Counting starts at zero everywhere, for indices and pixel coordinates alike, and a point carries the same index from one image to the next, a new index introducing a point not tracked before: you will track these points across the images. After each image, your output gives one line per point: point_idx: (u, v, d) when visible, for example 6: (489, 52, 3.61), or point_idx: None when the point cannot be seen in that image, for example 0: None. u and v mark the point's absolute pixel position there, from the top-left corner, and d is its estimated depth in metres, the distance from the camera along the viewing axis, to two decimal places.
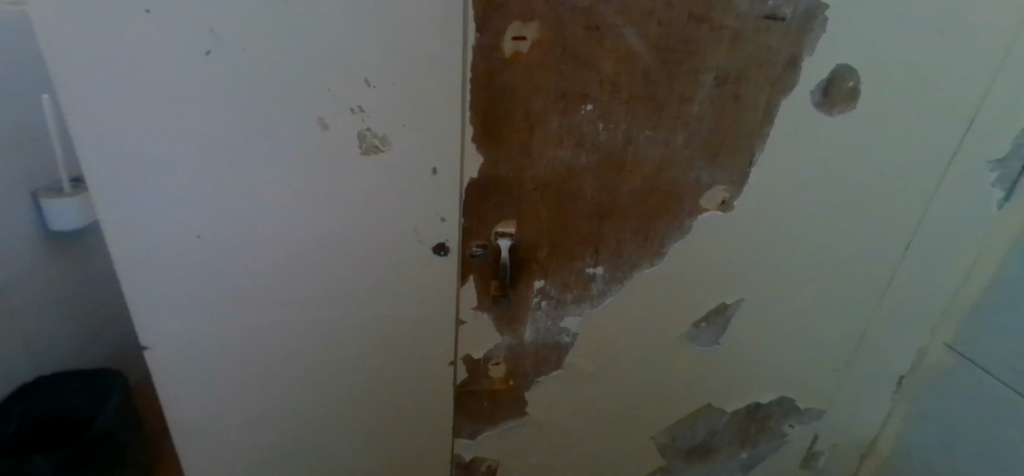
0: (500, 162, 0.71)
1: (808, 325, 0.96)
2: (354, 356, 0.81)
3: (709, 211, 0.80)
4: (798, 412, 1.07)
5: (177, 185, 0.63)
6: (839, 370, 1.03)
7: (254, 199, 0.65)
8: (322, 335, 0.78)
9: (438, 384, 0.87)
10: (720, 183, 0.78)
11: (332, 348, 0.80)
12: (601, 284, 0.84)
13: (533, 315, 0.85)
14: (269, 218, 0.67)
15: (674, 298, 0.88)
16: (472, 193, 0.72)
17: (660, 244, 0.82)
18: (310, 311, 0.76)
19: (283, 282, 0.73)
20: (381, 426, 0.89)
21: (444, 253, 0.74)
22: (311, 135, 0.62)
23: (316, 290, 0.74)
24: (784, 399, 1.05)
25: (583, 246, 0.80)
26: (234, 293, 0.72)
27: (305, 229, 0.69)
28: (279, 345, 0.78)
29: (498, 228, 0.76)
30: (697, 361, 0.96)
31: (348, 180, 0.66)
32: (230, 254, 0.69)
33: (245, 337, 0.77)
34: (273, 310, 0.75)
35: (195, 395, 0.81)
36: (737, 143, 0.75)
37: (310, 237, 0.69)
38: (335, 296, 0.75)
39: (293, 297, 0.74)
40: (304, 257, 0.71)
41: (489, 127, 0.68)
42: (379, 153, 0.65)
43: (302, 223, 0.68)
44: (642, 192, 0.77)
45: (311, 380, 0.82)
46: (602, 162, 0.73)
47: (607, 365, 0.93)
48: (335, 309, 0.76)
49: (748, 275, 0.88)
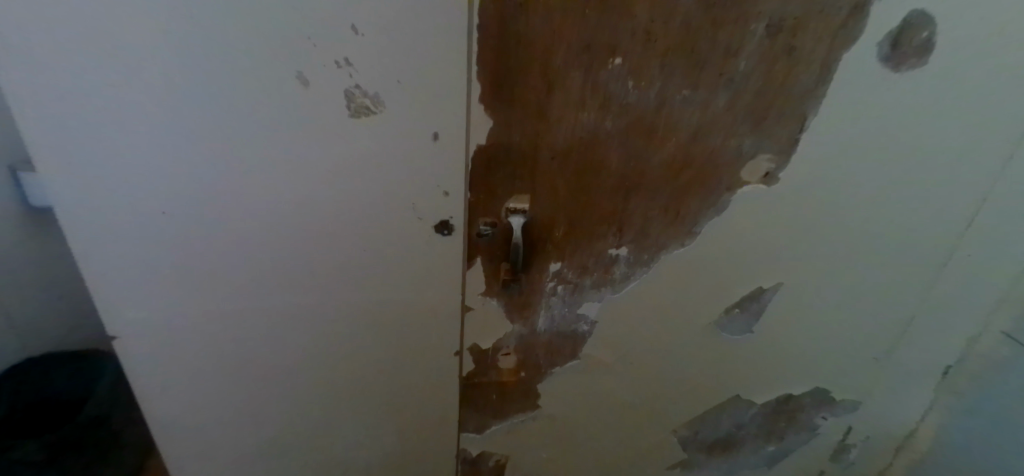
0: (512, 127, 0.61)
1: (850, 311, 0.87)
2: (349, 345, 0.73)
3: (750, 184, 0.70)
4: (832, 402, 0.99)
5: (133, 155, 0.53)
6: (879, 360, 0.94)
7: (225, 171, 0.56)
8: (313, 323, 0.70)
9: (442, 375, 0.79)
10: (765, 152, 0.68)
11: (324, 336, 0.72)
12: (624, 267, 0.75)
13: (548, 302, 0.76)
14: (245, 193, 0.58)
15: (704, 284, 0.79)
16: (480, 163, 0.63)
17: (692, 222, 0.72)
18: (298, 296, 0.67)
19: (266, 264, 0.64)
20: (380, 418, 0.82)
21: (447, 232, 0.65)
22: (289, 94, 0.52)
23: (303, 273, 0.65)
24: (818, 390, 0.97)
25: (605, 224, 0.70)
26: (211, 276, 0.64)
27: (287, 205, 0.60)
28: (264, 333, 0.70)
29: (509, 203, 0.66)
30: (726, 351, 0.88)
31: (335, 147, 0.56)
32: (204, 234, 0.60)
33: (226, 325, 0.69)
34: (255, 296, 0.67)
35: (175, 385, 0.74)
36: (787, 105, 0.65)
37: (294, 214, 0.60)
38: (324, 280, 0.66)
39: (277, 281, 0.66)
40: (288, 236, 0.62)
41: (500, 85, 0.58)
42: (370, 115, 0.55)
43: (284, 198, 0.59)
44: (675, 163, 0.67)
45: (303, 370, 0.75)
46: (630, 127, 0.63)
47: (627, 356, 0.85)
48: (325, 294, 0.68)
49: (789, 257, 0.79)
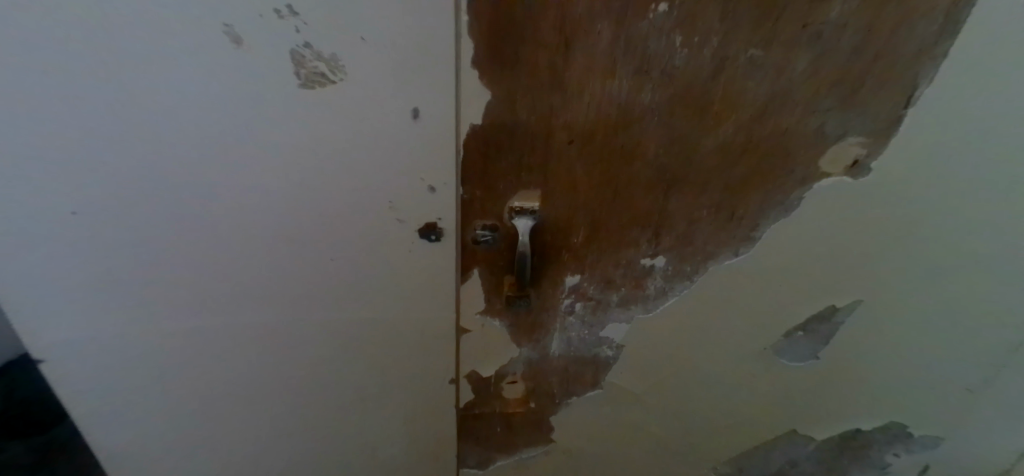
0: (516, 100, 0.45)
1: (941, 334, 0.70)
2: (325, 365, 0.62)
3: (831, 177, 0.54)
4: (905, 437, 0.82)
5: (31, 147, 0.42)
6: (973, 392, 0.76)
7: (154, 165, 0.44)
8: (279, 342, 0.59)
9: (436, 402, 0.67)
10: (854, 134, 0.51)
11: (295, 357, 0.61)
12: (660, 281, 0.59)
13: (563, 322, 0.61)
14: (182, 192, 0.46)
15: (760, 300, 0.63)
16: (475, 149, 0.48)
17: (750, 225, 0.56)
18: (259, 311, 0.56)
19: (217, 275, 0.53)
20: (366, 445, 0.71)
21: (436, 238, 0.52)
22: (221, 62, 0.40)
23: (263, 285, 0.54)
24: (892, 424, 0.80)
25: (637, 228, 0.55)
26: (154, 293, 0.53)
27: (236, 207, 0.48)
28: (224, 356, 0.59)
29: (513, 202, 0.51)
30: (782, 381, 0.72)
31: (288, 130, 0.44)
32: (138, 242, 0.49)
33: (177, 348, 0.58)
34: (208, 313, 0.55)
35: (125, 419, 0.63)
36: (890, 67, 0.47)
37: (247, 216, 0.49)
38: (287, 293, 0.55)
39: (234, 295, 0.54)
40: (242, 242, 0.51)
41: (498, 43, 0.42)
42: (327, 85, 0.42)
43: (232, 197, 0.47)
44: (733, 149, 0.50)
45: (273, 395, 0.64)
46: (676, 102, 0.47)
47: (660, 385, 0.70)
48: (291, 309, 0.56)
49: (871, 268, 0.62)
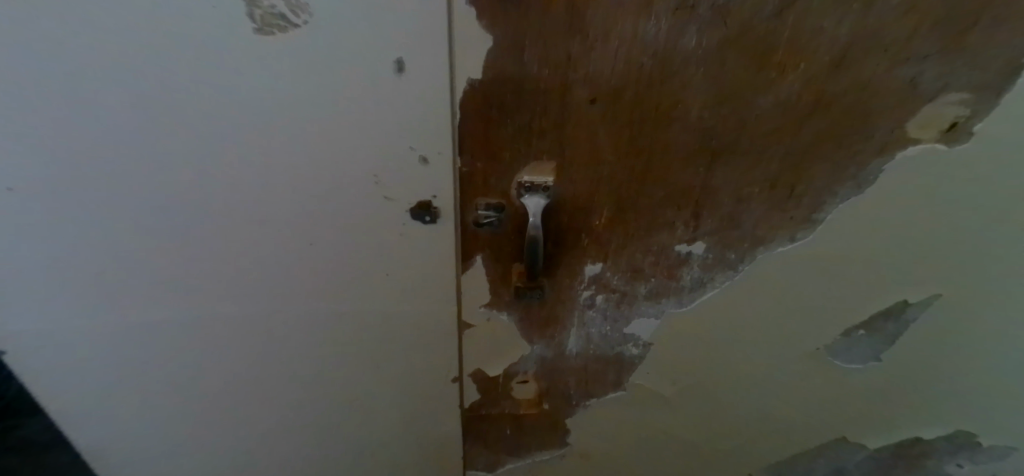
0: (523, 47, 0.36)
1: None
2: (313, 360, 0.56)
3: (919, 144, 0.43)
4: (976, 451, 0.71)
5: None
6: None
7: (99, 130, 0.38)
8: (263, 333, 0.53)
9: (438, 401, 0.60)
10: (957, 89, 0.40)
11: (280, 350, 0.55)
12: (697, 270, 0.50)
13: (582, 317, 0.53)
14: (135, 162, 0.40)
15: (816, 293, 0.53)
16: (474, 109, 0.39)
17: (812, 205, 0.46)
18: (236, 299, 0.50)
19: (187, 259, 0.47)
20: (363, 443, 0.65)
21: (430, 219, 0.44)
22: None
23: (237, 270, 0.48)
24: (961, 434, 0.69)
25: (672, 208, 0.45)
26: (119, 279, 0.48)
27: (198, 179, 0.41)
28: (203, 348, 0.54)
29: (523, 176, 0.42)
30: (833, 384, 0.62)
31: (247, 87, 0.37)
32: (95, 223, 0.44)
33: (153, 340, 0.53)
34: (180, 301, 0.50)
35: (110, 411, 0.59)
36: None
37: (210, 191, 0.42)
38: (268, 278, 0.49)
39: (206, 281, 0.49)
40: (208, 221, 0.44)
41: None
42: (289, 29, 0.34)
43: (191, 168, 0.41)
44: (797, 108, 0.40)
45: (261, 389, 0.59)
46: (727, 46, 0.37)
47: (691, 387, 0.61)
48: (273, 296, 0.50)
49: (958, 257, 0.51)
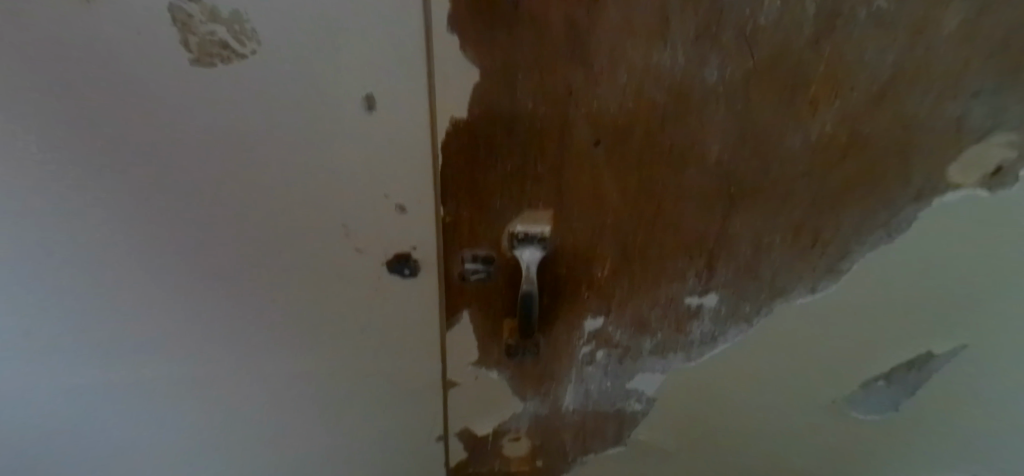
0: (517, 83, 0.30)
1: None
2: (274, 423, 0.49)
3: (960, 189, 0.38)
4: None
5: None
6: None
7: (7, 174, 0.32)
8: (214, 396, 0.46)
9: (420, 460, 0.54)
10: (1005, 130, 0.35)
11: (234, 414, 0.48)
12: (708, 322, 0.45)
13: (579, 372, 0.47)
14: (54, 210, 0.34)
15: (837, 344, 0.48)
16: (458, 152, 0.33)
17: (837, 253, 0.41)
18: (181, 362, 0.43)
19: (121, 319, 0.40)
20: None
21: (410, 272, 0.38)
22: (63, 22, 0.26)
23: (181, 329, 0.41)
24: None
25: (684, 258, 0.40)
26: (37, 342, 0.40)
27: (132, 229, 0.35)
28: (140, 416, 0.46)
29: (515, 226, 0.36)
30: (850, 437, 0.57)
31: (189, 126, 0.31)
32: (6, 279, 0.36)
33: (80, 409, 0.45)
34: (113, 365, 0.43)
35: None
36: None
37: (146, 242, 0.36)
38: (219, 337, 0.42)
39: (144, 343, 0.41)
40: (146, 276, 0.38)
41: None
42: (232, 59, 0.28)
43: (123, 217, 0.34)
44: (827, 149, 0.35)
45: (211, 457, 0.51)
46: (753, 81, 0.31)
47: (698, 441, 0.55)
48: (226, 357, 0.43)
49: (992, 306, 0.46)
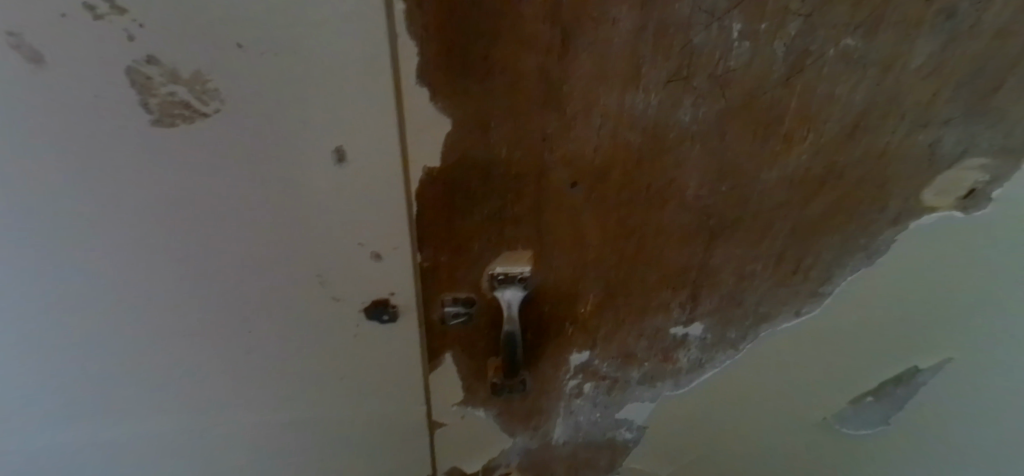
0: (489, 129, 0.30)
1: None
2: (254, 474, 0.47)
3: (937, 212, 0.39)
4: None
5: None
6: None
7: None
8: (191, 450, 0.44)
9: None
10: (977, 154, 0.36)
11: (213, 466, 0.46)
12: (695, 351, 0.45)
13: (568, 405, 0.46)
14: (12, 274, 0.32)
15: (824, 365, 0.48)
16: (434, 199, 0.32)
17: (819, 277, 0.41)
18: (153, 419, 0.41)
19: (88, 379, 0.38)
20: None
21: (389, 318, 0.37)
22: (18, 89, 0.25)
23: (152, 387, 0.39)
24: None
25: (667, 290, 0.40)
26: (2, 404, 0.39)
27: (95, 290, 0.34)
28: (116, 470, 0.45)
29: (495, 267, 0.36)
30: (841, 453, 0.57)
31: (149, 186, 0.29)
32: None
33: (53, 465, 0.44)
34: (82, 424, 0.41)
35: None
36: None
37: (112, 301, 0.34)
38: (192, 392, 0.40)
39: (114, 402, 0.40)
40: (112, 336, 0.36)
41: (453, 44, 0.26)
42: (195, 119, 0.27)
43: (86, 278, 0.33)
44: (805, 180, 0.35)
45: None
46: (728, 119, 0.31)
47: (690, 464, 0.55)
48: (200, 412, 0.41)
49: (973, 321, 0.46)
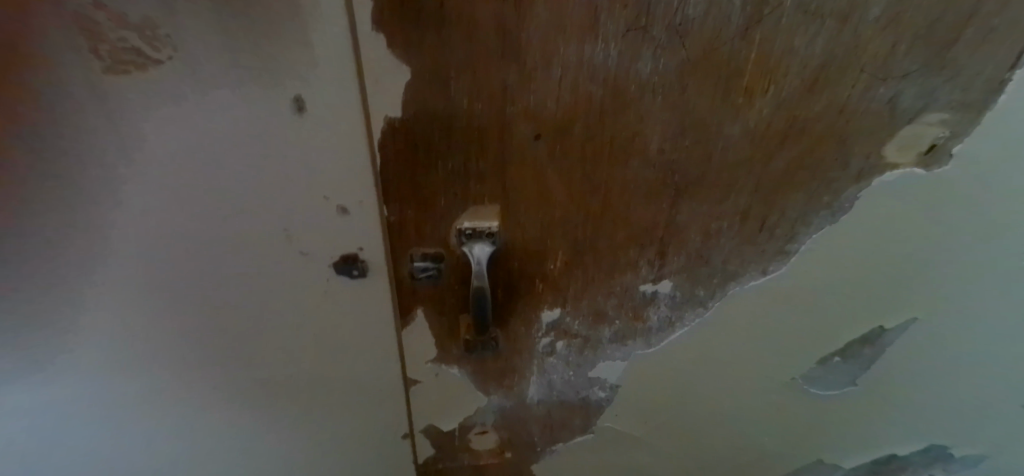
0: (450, 81, 0.30)
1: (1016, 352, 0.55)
2: (236, 433, 0.48)
3: (898, 169, 0.39)
4: (949, 463, 0.69)
5: None
6: None
7: None
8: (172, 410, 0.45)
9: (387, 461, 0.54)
10: (936, 109, 0.36)
11: (196, 426, 0.47)
12: (664, 309, 0.46)
13: (541, 364, 0.48)
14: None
15: (790, 324, 0.49)
16: (398, 153, 0.32)
17: (785, 236, 0.42)
18: (134, 378, 0.42)
19: (62, 337, 0.39)
20: None
21: (359, 273, 0.38)
22: None
23: (126, 345, 0.40)
24: (936, 447, 0.66)
25: (635, 248, 0.41)
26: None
27: (61, 245, 0.34)
28: (97, 433, 0.46)
29: (462, 222, 0.36)
30: (810, 412, 0.58)
31: (114, 139, 0.30)
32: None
33: (33, 429, 0.44)
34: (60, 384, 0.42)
35: None
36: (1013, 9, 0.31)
37: (84, 259, 0.35)
38: (171, 352, 0.41)
39: (92, 361, 0.40)
40: (83, 293, 0.37)
41: None
42: (146, 66, 0.27)
43: (51, 233, 0.33)
44: (768, 136, 0.36)
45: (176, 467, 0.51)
46: (688, 72, 0.32)
47: (664, 424, 0.56)
48: (180, 371, 0.42)
49: (935, 279, 0.47)
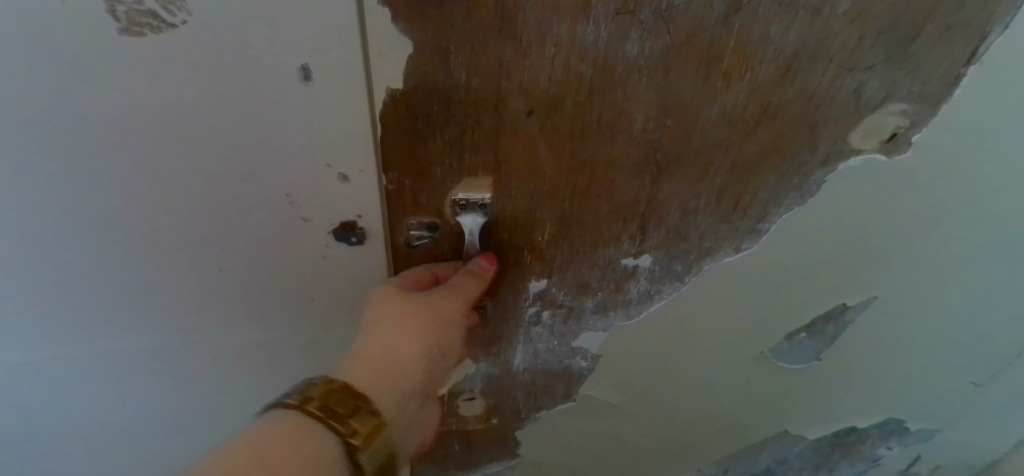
0: (449, 55, 0.32)
1: (966, 333, 0.59)
2: (242, 370, 0.53)
3: (862, 154, 0.42)
4: (901, 439, 0.74)
5: None
6: (992, 394, 0.66)
7: None
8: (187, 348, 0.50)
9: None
10: (898, 99, 0.39)
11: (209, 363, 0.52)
12: (644, 282, 0.48)
13: (527, 332, 0.50)
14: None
15: (760, 300, 0.53)
16: (398, 124, 0.34)
17: (758, 215, 0.45)
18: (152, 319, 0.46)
19: (72, 277, 0.42)
20: None
21: (356, 240, 0.41)
22: None
23: (145, 289, 0.43)
24: (892, 421, 0.71)
25: (619, 223, 0.43)
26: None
27: (75, 196, 0.36)
28: (108, 359, 0.50)
29: (456, 193, 0.38)
30: (776, 385, 0.62)
31: (131, 100, 0.31)
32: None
33: (56, 358, 0.48)
34: (71, 317, 0.45)
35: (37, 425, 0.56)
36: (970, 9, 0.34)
37: (106, 212, 0.37)
38: (186, 296, 0.45)
39: (113, 302, 0.44)
40: (90, 238, 0.39)
41: None
42: (160, 29, 0.28)
43: (59, 184, 0.35)
44: (743, 119, 0.38)
45: (186, 393, 0.56)
46: (672, 55, 0.34)
47: (641, 393, 0.60)
48: (194, 313, 0.46)
49: (893, 261, 0.51)
